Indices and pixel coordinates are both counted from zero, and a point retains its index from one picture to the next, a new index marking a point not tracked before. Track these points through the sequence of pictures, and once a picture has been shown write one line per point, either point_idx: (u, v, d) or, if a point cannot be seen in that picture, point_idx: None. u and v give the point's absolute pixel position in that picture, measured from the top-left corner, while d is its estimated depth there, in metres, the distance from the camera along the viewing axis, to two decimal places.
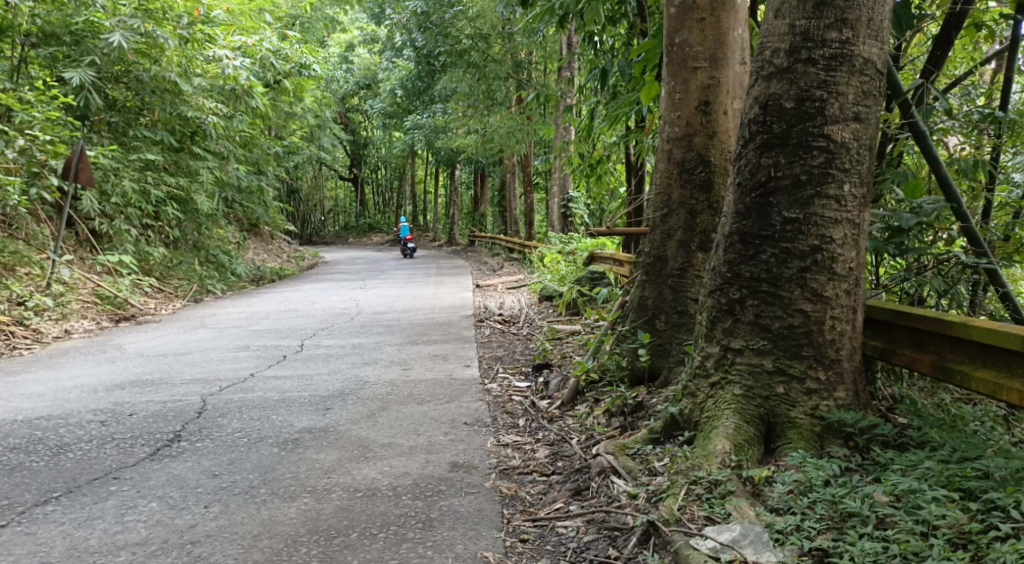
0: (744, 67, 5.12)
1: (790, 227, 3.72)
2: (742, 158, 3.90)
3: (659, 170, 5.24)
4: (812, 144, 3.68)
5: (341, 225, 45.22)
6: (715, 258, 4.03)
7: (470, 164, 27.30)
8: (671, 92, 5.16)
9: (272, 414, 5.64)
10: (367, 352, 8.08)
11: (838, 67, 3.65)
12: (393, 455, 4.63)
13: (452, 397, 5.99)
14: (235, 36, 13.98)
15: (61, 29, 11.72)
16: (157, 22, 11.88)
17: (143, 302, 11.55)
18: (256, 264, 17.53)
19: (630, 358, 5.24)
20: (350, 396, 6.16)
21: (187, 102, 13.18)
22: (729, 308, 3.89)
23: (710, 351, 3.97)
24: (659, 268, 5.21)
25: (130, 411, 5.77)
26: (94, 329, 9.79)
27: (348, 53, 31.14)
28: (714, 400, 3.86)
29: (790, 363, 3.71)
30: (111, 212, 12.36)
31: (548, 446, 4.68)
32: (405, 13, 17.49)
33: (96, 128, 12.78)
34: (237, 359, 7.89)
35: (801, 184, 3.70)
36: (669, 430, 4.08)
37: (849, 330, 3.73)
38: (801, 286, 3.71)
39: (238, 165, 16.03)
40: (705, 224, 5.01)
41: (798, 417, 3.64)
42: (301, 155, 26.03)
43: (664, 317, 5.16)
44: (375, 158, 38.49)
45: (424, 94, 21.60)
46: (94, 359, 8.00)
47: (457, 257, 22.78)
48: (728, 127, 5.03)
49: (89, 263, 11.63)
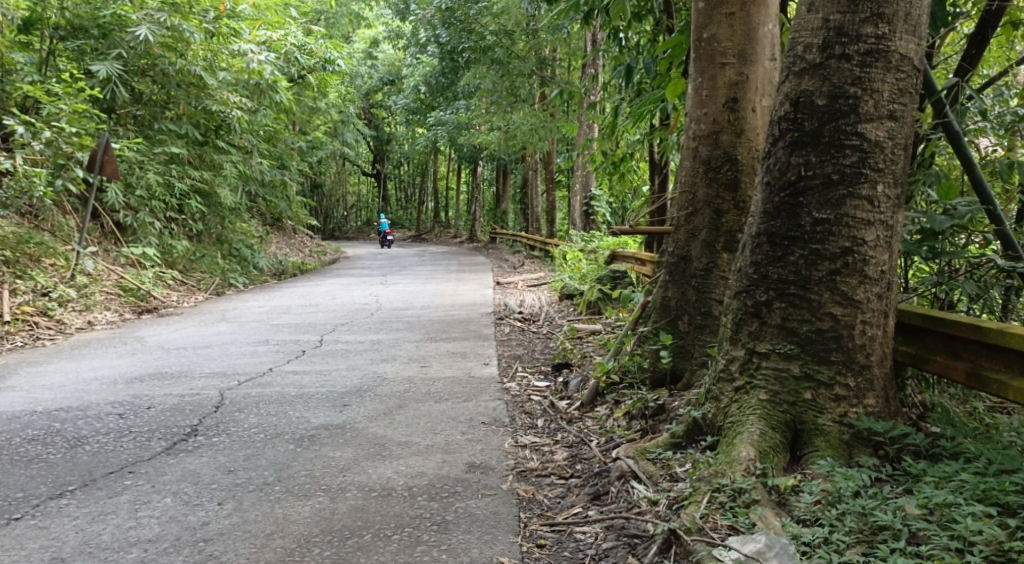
0: (775, 63, 4.98)
1: (821, 228, 3.61)
2: (771, 156, 3.78)
3: (684, 168, 5.13)
4: (844, 143, 3.56)
5: (364, 221, 45.40)
6: (741, 259, 3.93)
7: (492, 161, 27.27)
8: (698, 88, 5.04)
9: (289, 410, 5.62)
10: (386, 348, 8.04)
11: (873, 63, 3.53)
12: (409, 454, 4.57)
13: (470, 395, 5.93)
14: (261, 30, 14.05)
15: (90, 23, 11.76)
16: (184, 16, 11.96)
17: (166, 294, 11.62)
18: (278, 258, 17.60)
19: (652, 360, 5.15)
20: (368, 393, 6.12)
21: (212, 96, 13.25)
22: (756, 310, 3.79)
23: (735, 354, 3.86)
24: (683, 268, 5.11)
25: (148, 404, 5.77)
26: (117, 321, 9.86)
27: (373, 49, 31.24)
28: (738, 405, 3.75)
29: (818, 368, 3.59)
30: (136, 204, 12.45)
31: (567, 448, 4.60)
32: (430, 9, 17.49)
33: (123, 122, 12.86)
34: (256, 353, 7.89)
35: (832, 184, 3.59)
36: (692, 435, 3.97)
37: (880, 335, 3.61)
38: (830, 289, 3.59)
39: (262, 159, 16.11)
40: (730, 224, 4.90)
41: (825, 425, 3.52)
42: (324, 151, 26.14)
43: (688, 319, 5.05)
44: (398, 154, 38.59)
45: (448, 90, 21.59)
46: (115, 351, 8.04)
47: (478, 253, 22.75)
48: (756, 125, 4.90)
49: (113, 255, 11.71)
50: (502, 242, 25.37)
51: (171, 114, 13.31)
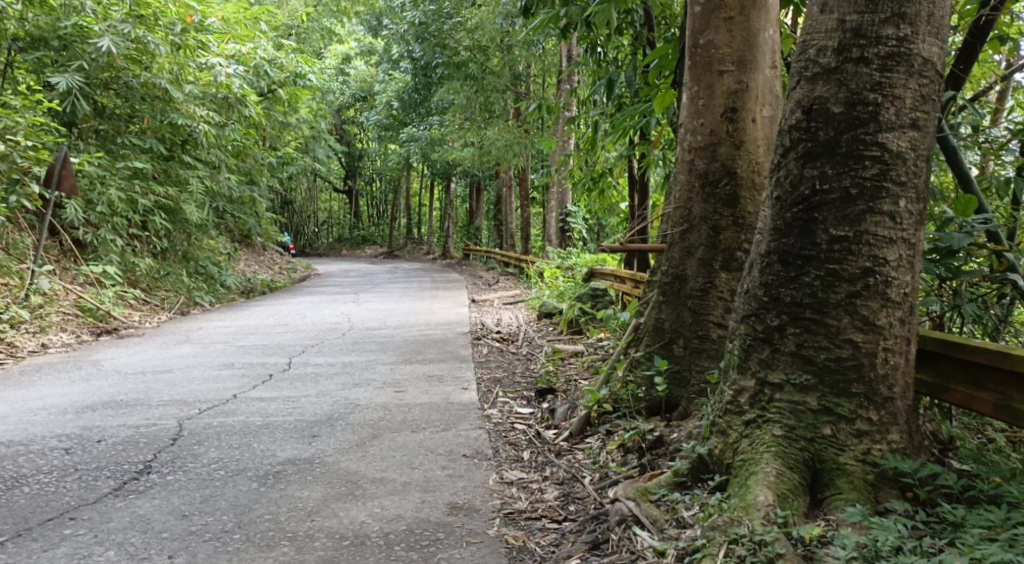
0: (775, 71, 4.69)
1: (839, 247, 3.30)
2: (782, 168, 3.48)
3: (679, 182, 4.82)
4: (863, 154, 3.26)
5: (334, 237, 44.79)
6: (748, 280, 3.61)
7: (465, 178, 26.98)
8: (694, 97, 4.73)
9: (253, 442, 5.18)
10: (358, 371, 7.62)
11: (894, 67, 3.24)
12: (385, 493, 4.17)
13: (449, 424, 5.52)
14: (229, 43, 13.65)
15: (50, 34, 11.25)
16: (149, 28, 11.53)
17: (126, 315, 11.09)
18: (247, 276, 17.07)
19: (646, 388, 4.80)
20: (339, 421, 5.70)
21: (177, 110, 12.75)
22: (767, 336, 3.47)
23: (744, 385, 3.53)
24: (677, 289, 4.78)
25: (98, 437, 5.30)
26: (73, 343, 9.33)
27: (345, 65, 30.93)
28: (750, 441, 3.42)
29: (838, 402, 3.27)
30: (97, 221, 11.90)
31: (558, 486, 4.22)
32: (404, 24, 17.26)
33: (84, 135, 12.33)
34: (220, 378, 7.41)
35: (851, 199, 3.28)
36: (696, 473, 3.61)
37: (903, 364, 3.31)
38: (850, 313, 3.28)
39: (230, 175, 15.62)
40: (729, 241, 4.59)
41: (848, 464, 3.20)
42: (295, 166, 25.65)
43: (683, 342, 4.72)
44: (369, 170, 38.20)
45: (421, 106, 21.35)
46: (67, 377, 7.52)
47: (452, 270, 22.33)
48: (756, 136, 4.61)
49: (70, 274, 11.15)
50: (476, 258, 25.00)
51: (135, 128, 12.83)
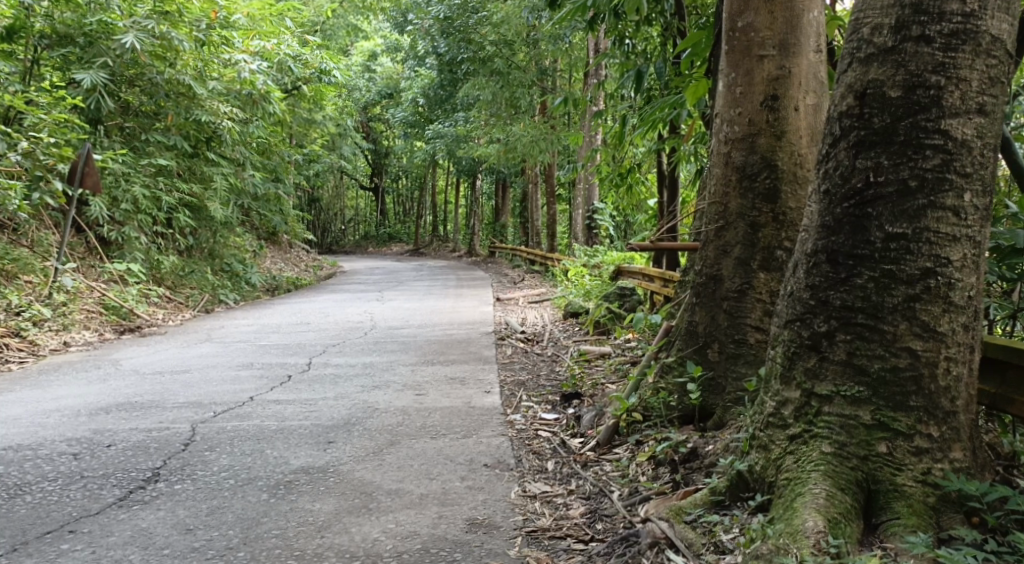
0: (820, 56, 4.35)
1: (895, 246, 2.99)
2: (831, 160, 3.17)
3: (714, 176, 4.53)
4: (923, 143, 2.95)
5: (360, 234, 44.80)
6: (792, 281, 3.32)
7: (491, 174, 26.72)
8: (731, 85, 4.43)
9: (267, 448, 4.97)
10: (379, 373, 7.39)
11: (960, 45, 2.91)
12: (401, 506, 3.93)
13: (470, 430, 5.27)
14: (254, 40, 13.55)
15: (76, 31, 11.14)
16: (174, 24, 11.44)
17: (150, 312, 10.98)
18: (271, 273, 16.96)
19: (678, 396, 4.52)
20: (356, 427, 5.47)
21: (201, 106, 12.62)
22: (814, 343, 3.17)
23: (788, 396, 3.24)
24: (712, 290, 4.48)
25: (108, 442, 5.12)
26: (95, 341, 9.23)
27: (371, 62, 30.88)
28: (795, 458, 3.12)
29: (895, 416, 2.97)
30: (121, 218, 11.81)
31: (584, 501, 3.96)
32: (429, 19, 17.06)
33: (109, 133, 12.26)
34: (237, 379, 7.23)
35: (909, 192, 2.97)
36: (734, 492, 3.33)
37: (966, 375, 3.00)
38: (908, 318, 2.97)
39: (255, 172, 15.52)
40: (768, 238, 4.28)
41: (906, 485, 2.90)
42: (321, 164, 25.59)
43: (718, 346, 4.43)
44: (395, 167, 38.12)
45: (447, 102, 21.17)
46: (84, 377, 7.38)
47: (478, 268, 22.07)
48: (799, 125, 4.27)
49: (94, 271, 11.07)
50: (501, 255, 24.73)
51: (160, 125, 12.71)
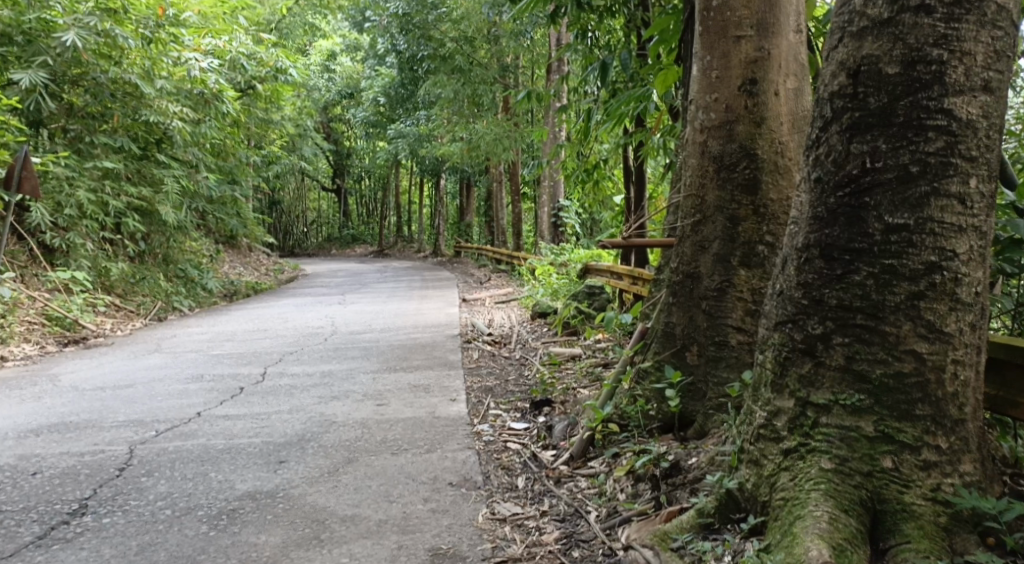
0: (801, 36, 4.06)
1: (896, 238, 2.70)
2: (822, 144, 2.87)
3: (690, 166, 4.24)
4: (924, 123, 2.66)
5: (323, 236, 44.06)
6: (782, 279, 3.01)
7: (455, 174, 26.30)
8: (707, 69, 4.14)
9: (211, 471, 4.57)
10: (338, 382, 6.99)
11: (962, 15, 2.63)
12: (356, 536, 3.57)
13: (434, 444, 4.90)
14: (205, 38, 13.00)
15: (13, 28, 10.51)
16: (119, 22, 10.88)
17: (98, 322, 10.41)
18: (229, 278, 16.37)
19: (657, 403, 4.22)
20: (311, 443, 5.08)
21: (150, 106, 12.03)
22: (808, 347, 2.88)
23: (781, 406, 2.94)
24: (690, 288, 4.18)
25: (34, 469, 4.68)
26: (35, 355, 8.65)
27: (330, 61, 30.27)
28: (791, 475, 2.83)
29: (900, 427, 2.68)
30: (65, 225, 11.18)
31: (558, 524, 3.62)
32: (387, 16, 16.63)
33: (52, 135, 11.63)
34: (185, 393, 6.76)
35: (911, 178, 2.68)
36: (724, 513, 3.03)
37: (974, 379, 2.72)
38: (912, 318, 2.68)
39: (209, 174, 14.93)
40: (749, 233, 3.99)
41: (915, 504, 2.62)
42: (280, 165, 24.95)
43: (697, 349, 4.14)
44: (358, 167, 37.50)
45: (408, 101, 20.66)
46: (17, 395, 6.85)
47: (443, 269, 21.65)
48: (780, 111, 3.98)
49: (36, 280, 10.45)
50: (467, 256, 24.33)
51: (107, 126, 12.12)
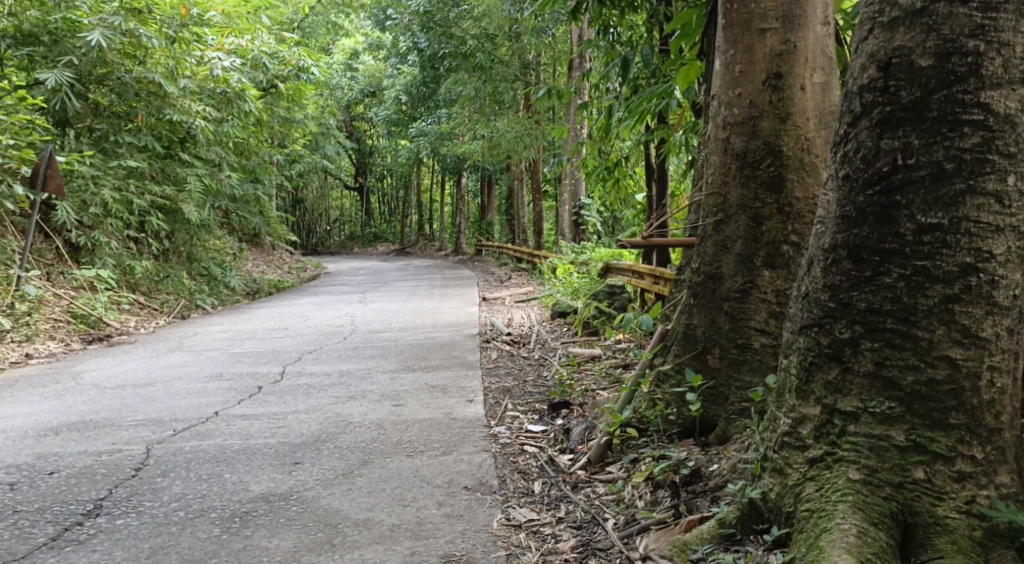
0: (829, 28, 3.92)
1: (929, 239, 2.57)
2: (850, 140, 2.75)
3: (712, 164, 4.12)
4: (959, 118, 2.53)
5: (346, 234, 44.26)
6: (808, 280, 2.90)
7: (476, 172, 26.24)
8: (730, 63, 4.02)
9: (226, 472, 4.53)
10: (356, 382, 6.94)
11: (1000, 5, 2.50)
12: (369, 541, 3.50)
13: (450, 447, 4.82)
14: (228, 37, 13.04)
15: (40, 28, 10.59)
16: (142, 21, 10.92)
17: (122, 320, 10.47)
18: (251, 276, 16.43)
19: (677, 407, 4.11)
20: (327, 444, 5.03)
21: (173, 105, 12.06)
22: (835, 352, 2.76)
23: (807, 414, 2.83)
24: (711, 289, 4.06)
25: (51, 468, 4.67)
26: (60, 352, 8.70)
27: (353, 60, 30.30)
28: (818, 486, 2.71)
29: (933, 437, 2.56)
30: (90, 223, 11.26)
31: (575, 531, 3.53)
32: (409, 14, 16.58)
33: (78, 134, 11.74)
34: (204, 392, 6.75)
35: (945, 175, 2.55)
36: (746, 523, 2.92)
37: (1012, 387, 2.58)
38: (946, 323, 2.56)
39: (232, 172, 14.98)
40: (773, 232, 3.87)
41: (949, 517, 2.50)
42: (303, 164, 25.04)
43: (719, 352, 4.02)
44: (380, 166, 37.59)
45: (429, 99, 20.62)
46: (39, 393, 6.87)
47: (464, 267, 21.63)
48: (805, 106, 3.85)
49: (62, 278, 10.53)
50: (488, 254, 24.27)
51: (131, 125, 12.16)
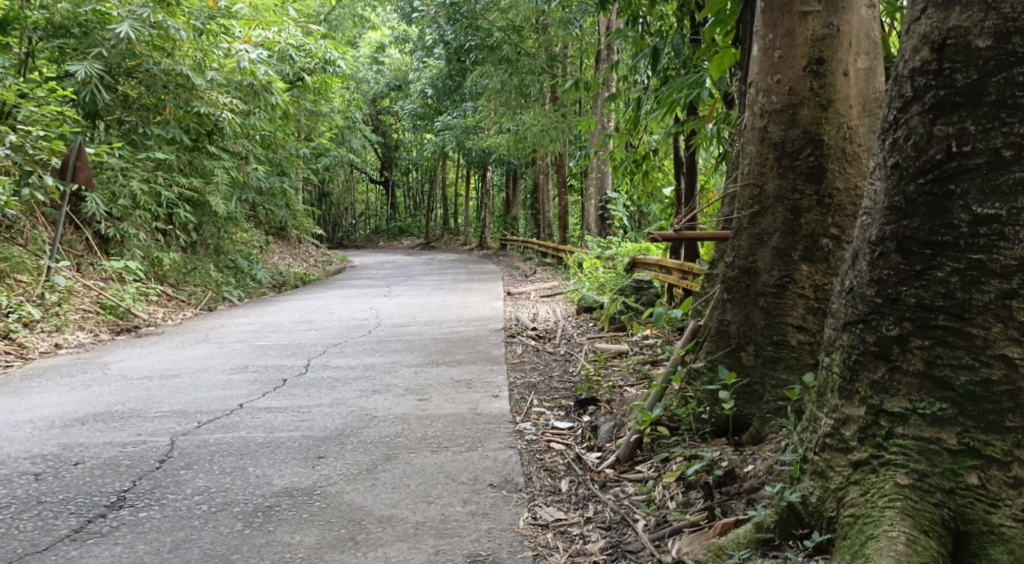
0: (874, 11, 3.75)
1: (985, 231, 2.43)
2: (900, 126, 2.61)
3: (748, 153, 3.98)
4: (1020, 102, 2.38)
5: (371, 228, 44.38)
6: (853, 274, 2.76)
7: (501, 166, 26.13)
8: (769, 48, 3.88)
9: (250, 465, 4.47)
10: (380, 376, 6.88)
11: None
12: (393, 539, 3.43)
13: (475, 443, 4.73)
14: (256, 30, 13.04)
15: (70, 21, 10.62)
16: (171, 13, 10.93)
17: (150, 311, 10.51)
18: (277, 269, 16.47)
19: (710, 406, 3.98)
20: (351, 438, 4.96)
21: (200, 98, 12.05)
22: (882, 350, 2.63)
23: (851, 415, 2.70)
24: (746, 284, 3.93)
25: (76, 459, 4.65)
26: (88, 343, 8.74)
27: (379, 53, 30.26)
28: (863, 490, 2.59)
29: (987, 441, 2.42)
30: (119, 214, 11.31)
31: (604, 532, 3.43)
32: (435, 6, 16.49)
33: (107, 127, 11.82)
34: (229, 384, 6.72)
35: (1003, 163, 2.40)
36: (785, 528, 2.79)
37: None
38: (1003, 320, 2.41)
39: (258, 165, 15.01)
40: (812, 225, 3.72)
41: (1004, 526, 2.36)
42: (329, 157, 25.09)
43: (753, 349, 3.89)
44: (406, 160, 37.60)
45: (455, 92, 20.53)
46: (67, 383, 6.89)
47: (488, 261, 21.55)
48: (848, 93, 3.69)
49: (91, 269, 10.60)
50: (512, 248, 24.17)
51: (160, 118, 12.17)
